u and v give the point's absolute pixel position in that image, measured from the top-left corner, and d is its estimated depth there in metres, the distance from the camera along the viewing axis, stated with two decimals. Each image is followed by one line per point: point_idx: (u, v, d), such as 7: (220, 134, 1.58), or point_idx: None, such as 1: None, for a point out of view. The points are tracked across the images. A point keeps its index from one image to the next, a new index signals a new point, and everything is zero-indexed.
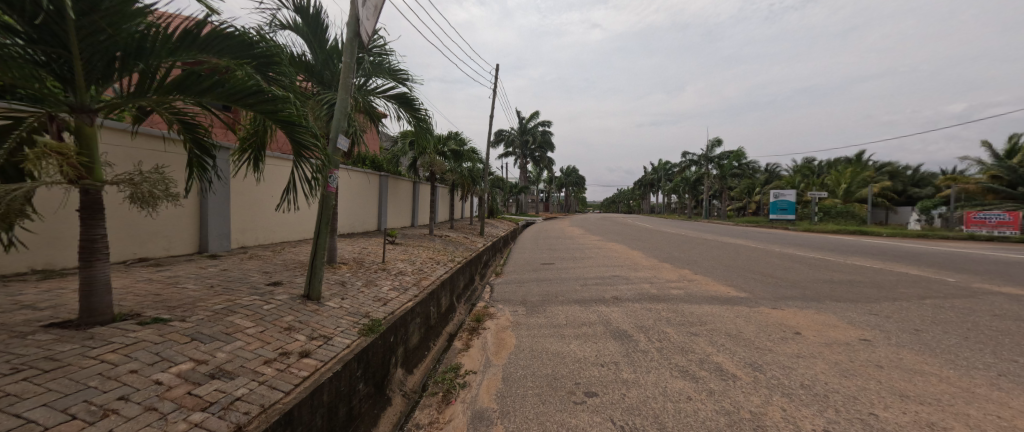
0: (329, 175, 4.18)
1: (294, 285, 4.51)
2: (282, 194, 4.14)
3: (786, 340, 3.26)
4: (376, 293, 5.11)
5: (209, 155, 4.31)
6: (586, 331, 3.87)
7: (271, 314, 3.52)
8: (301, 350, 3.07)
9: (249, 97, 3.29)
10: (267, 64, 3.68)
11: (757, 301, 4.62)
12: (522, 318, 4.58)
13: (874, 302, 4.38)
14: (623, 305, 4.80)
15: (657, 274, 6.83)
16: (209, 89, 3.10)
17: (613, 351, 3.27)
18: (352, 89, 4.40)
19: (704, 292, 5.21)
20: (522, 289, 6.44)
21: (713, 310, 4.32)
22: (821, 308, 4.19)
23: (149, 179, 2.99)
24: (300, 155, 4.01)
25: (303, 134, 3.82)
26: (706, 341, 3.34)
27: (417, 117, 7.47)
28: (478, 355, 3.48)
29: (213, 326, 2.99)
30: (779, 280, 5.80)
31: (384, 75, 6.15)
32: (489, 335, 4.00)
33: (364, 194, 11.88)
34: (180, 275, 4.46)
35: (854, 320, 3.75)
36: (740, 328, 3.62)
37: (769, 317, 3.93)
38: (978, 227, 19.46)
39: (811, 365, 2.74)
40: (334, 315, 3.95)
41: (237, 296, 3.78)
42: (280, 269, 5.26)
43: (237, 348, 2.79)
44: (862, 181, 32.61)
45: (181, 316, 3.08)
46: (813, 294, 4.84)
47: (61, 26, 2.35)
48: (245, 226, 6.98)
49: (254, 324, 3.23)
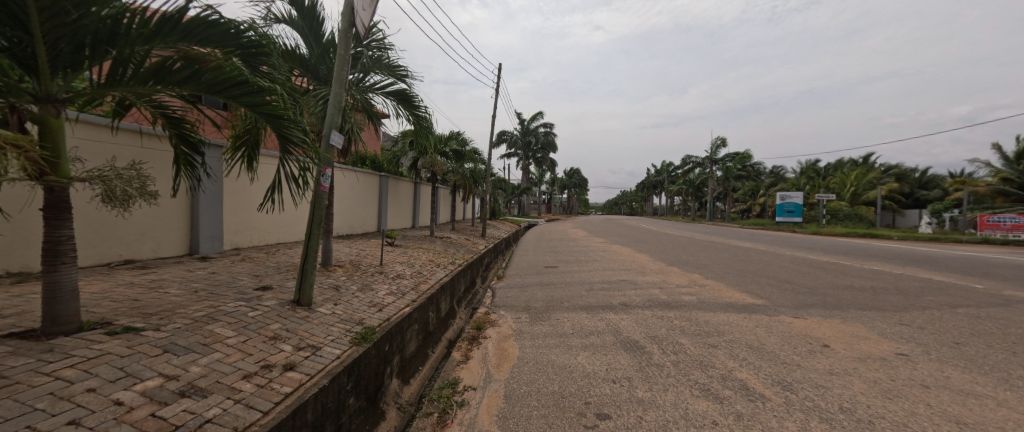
0: (320, 174, 3.94)
1: (284, 290, 4.27)
2: (269, 194, 3.88)
3: (814, 355, 2.98)
4: (371, 298, 4.86)
5: (196, 153, 4.06)
6: (594, 341, 3.60)
7: (256, 322, 3.28)
8: (286, 362, 2.82)
9: (231, 89, 3.04)
10: (253, 53, 3.44)
11: (776, 309, 4.34)
12: (526, 326, 4.32)
13: (902, 312, 4.08)
14: (633, 312, 4.53)
15: (666, 278, 6.56)
16: (186, 80, 2.86)
17: (625, 365, 2.99)
18: (346, 84, 4.20)
19: (718, 299, 4.93)
20: (524, 294, 6.18)
21: (730, 318, 4.04)
22: (846, 317, 3.91)
23: (123, 176, 2.75)
24: (287, 152, 3.76)
25: (291, 129, 3.58)
26: (726, 355, 3.07)
27: (417, 115, 7.24)
28: (478, 368, 3.22)
29: (189, 336, 2.75)
30: (796, 286, 5.51)
31: (382, 70, 5.91)
32: (490, 345, 3.74)
33: (364, 194, 11.67)
34: (165, 278, 4.22)
35: (885, 332, 3.46)
36: (762, 340, 3.34)
37: (792, 328, 3.64)
38: (993, 231, 19.00)
39: (847, 385, 2.46)
40: (324, 323, 3.71)
41: (220, 302, 3.53)
42: (271, 272, 5.02)
43: (214, 361, 2.54)
44: (869, 184, 32.15)
45: (157, 324, 2.83)
46: (835, 302, 4.54)
47: (20, 5, 2.10)
48: (238, 226, 6.78)
49: (235, 333, 2.98)
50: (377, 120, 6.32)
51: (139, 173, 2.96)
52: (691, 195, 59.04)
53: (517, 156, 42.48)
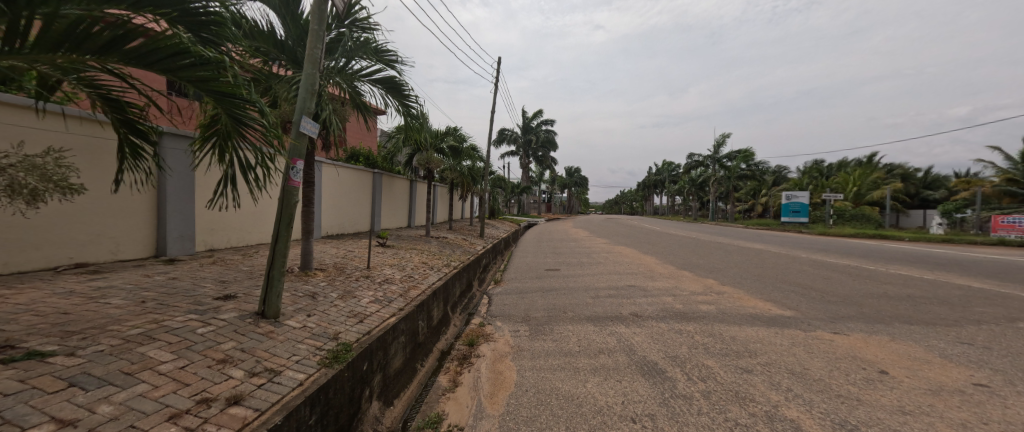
0: (291, 167, 3.44)
1: (250, 299, 3.75)
2: (222, 188, 3.35)
3: (874, 385, 2.46)
4: (352, 307, 4.34)
5: (144, 142, 3.56)
6: (605, 362, 3.10)
7: (204, 341, 2.74)
8: (231, 393, 2.27)
9: (171, 59, 2.52)
10: (204, 23, 2.77)
11: (809, 322, 3.82)
12: (525, 341, 3.80)
13: (956, 326, 3.56)
14: (646, 325, 4.02)
15: (678, 284, 6.06)
16: (109, 45, 2.31)
17: (645, 396, 2.47)
18: (320, 65, 3.68)
19: (740, 309, 4.40)
20: (523, 302, 5.64)
21: (759, 334, 3.53)
22: (894, 334, 3.39)
23: (32, 165, 2.26)
24: (242, 135, 3.26)
25: (247, 110, 3.06)
26: (763, 382, 2.57)
27: (408, 106, 6.70)
28: (467, 400, 2.70)
29: (110, 363, 2.22)
30: (824, 294, 4.97)
31: (368, 54, 5.35)
32: (483, 367, 3.24)
33: (356, 192, 11.12)
34: (113, 285, 3.68)
35: (948, 354, 2.94)
36: (805, 364, 2.82)
37: (835, 347, 3.14)
38: (1007, 231, 18.52)
39: (931, 428, 1.94)
40: (291, 339, 3.19)
41: (167, 316, 3.00)
42: (241, 277, 4.49)
43: (135, 396, 2.01)
44: (874, 183, 31.58)
45: (73, 347, 2.31)
46: (874, 314, 4.03)
47: None
48: (212, 226, 6.33)
49: (174, 357, 2.45)
50: (365, 111, 5.79)
51: (56, 162, 2.46)
52: (692, 195, 58.45)
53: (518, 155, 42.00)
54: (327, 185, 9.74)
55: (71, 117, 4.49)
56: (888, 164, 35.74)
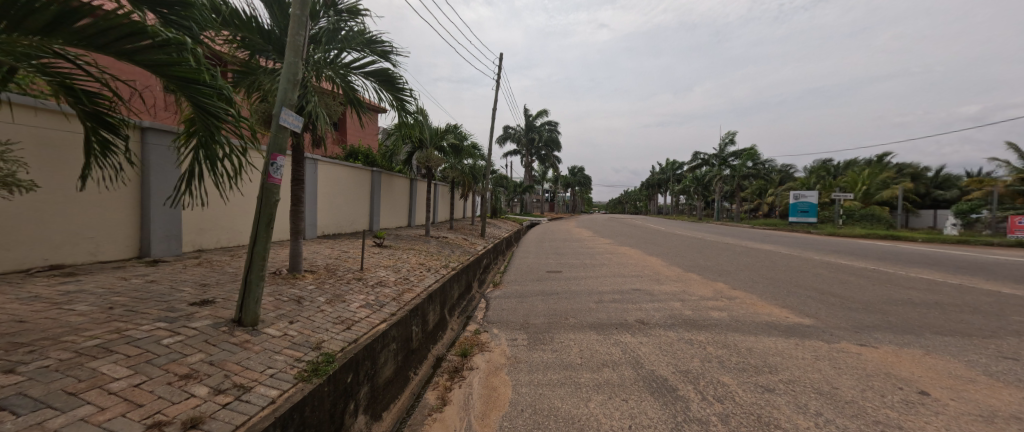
0: (270, 163, 3.17)
1: (228, 305, 3.51)
2: (191, 185, 3.07)
3: (916, 408, 2.17)
4: (340, 313, 4.09)
5: (114, 137, 3.34)
6: (608, 377, 2.84)
7: (169, 353, 2.51)
8: (189, 415, 2.00)
9: (124, 42, 2.22)
10: (168, 3, 2.50)
11: (831, 332, 3.53)
12: (523, 352, 3.54)
13: (995, 338, 3.25)
14: (653, 334, 3.75)
15: (686, 288, 5.77)
16: (53, 24, 2.03)
17: (656, 420, 2.18)
18: (303, 52, 3.40)
19: (755, 317, 4.10)
20: (523, 307, 5.37)
21: (778, 346, 3.25)
22: (927, 347, 3.09)
23: None
24: (211, 128, 3.00)
25: (214, 99, 2.80)
26: (787, 403, 2.29)
27: (403, 100, 6.44)
28: (455, 422, 2.44)
29: (54, 382, 1.97)
30: (844, 300, 4.66)
31: (359, 45, 5.09)
32: (476, 382, 2.98)
33: (354, 190, 10.89)
34: (83, 289, 3.44)
35: (993, 371, 2.63)
36: (833, 383, 2.53)
37: (863, 362, 2.85)
38: None
39: None
40: (268, 350, 2.94)
41: (134, 325, 2.77)
42: (225, 281, 4.25)
43: (74, 422, 1.74)
44: (884, 183, 30.95)
45: (14, 363, 2.06)
46: (902, 323, 3.71)
47: None
48: (201, 225, 6.17)
49: (130, 373, 2.21)
50: (358, 106, 5.55)
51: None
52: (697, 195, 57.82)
53: (520, 154, 41.70)
54: (324, 184, 9.53)
55: (21, 107, 4.15)
56: (897, 164, 35.04)
